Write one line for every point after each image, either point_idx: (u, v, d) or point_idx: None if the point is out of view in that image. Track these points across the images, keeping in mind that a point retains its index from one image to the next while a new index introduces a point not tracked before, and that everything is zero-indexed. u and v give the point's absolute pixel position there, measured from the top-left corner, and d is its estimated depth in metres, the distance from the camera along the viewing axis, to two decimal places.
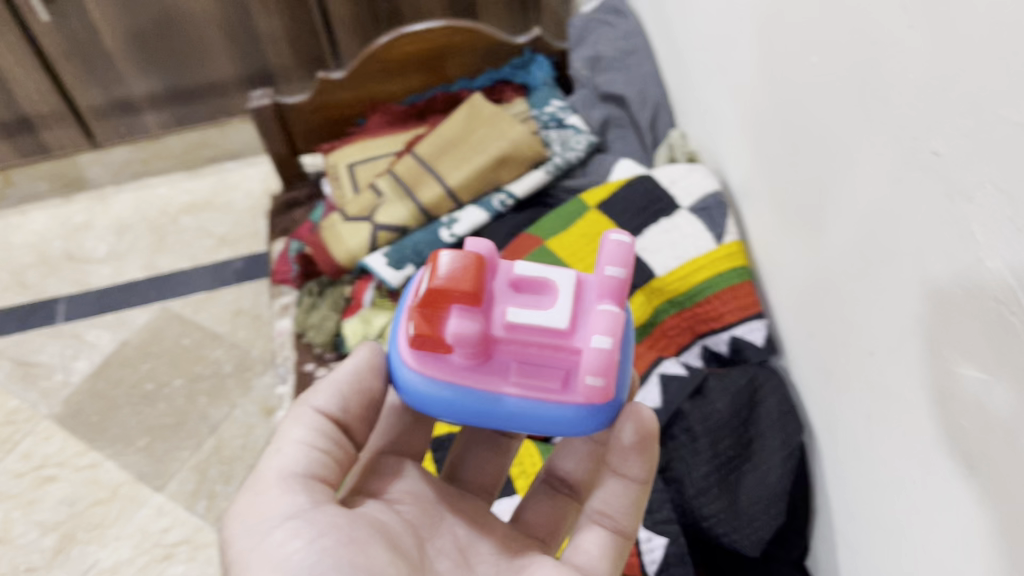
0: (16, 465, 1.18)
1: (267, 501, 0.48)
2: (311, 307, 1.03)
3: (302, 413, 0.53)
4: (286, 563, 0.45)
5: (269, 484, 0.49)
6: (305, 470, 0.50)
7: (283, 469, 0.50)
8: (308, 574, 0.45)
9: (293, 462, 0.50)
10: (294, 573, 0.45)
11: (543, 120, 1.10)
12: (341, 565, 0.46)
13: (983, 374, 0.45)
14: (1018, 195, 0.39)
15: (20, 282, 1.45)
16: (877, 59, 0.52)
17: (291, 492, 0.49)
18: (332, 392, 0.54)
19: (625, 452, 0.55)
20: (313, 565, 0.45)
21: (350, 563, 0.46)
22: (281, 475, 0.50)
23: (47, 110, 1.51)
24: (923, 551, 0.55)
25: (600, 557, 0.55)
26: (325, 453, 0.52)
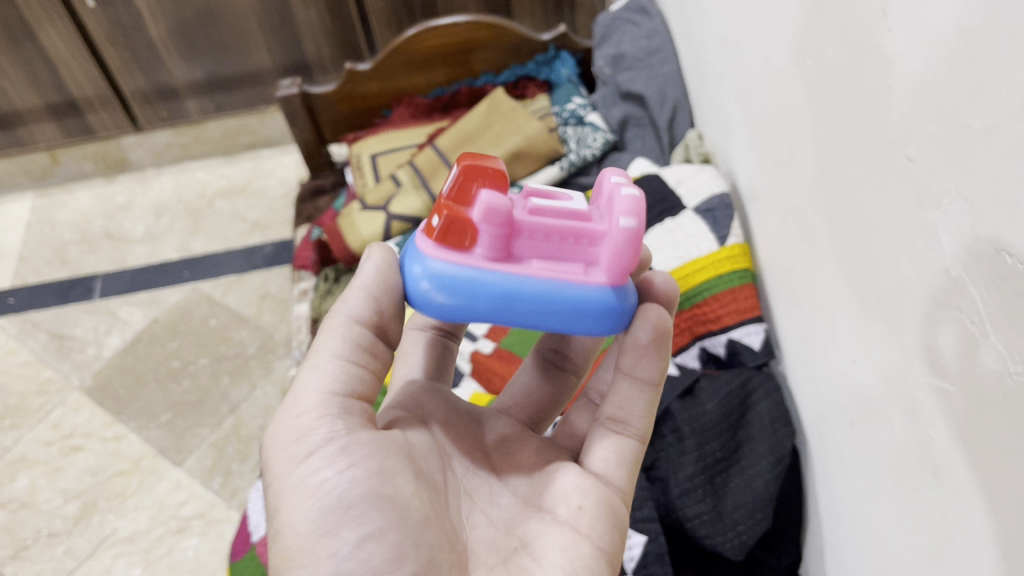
0: (46, 434, 1.23)
1: (302, 420, 0.45)
2: (327, 293, 1.08)
3: (336, 323, 0.48)
4: (313, 496, 0.44)
5: (306, 404, 0.46)
6: (338, 390, 0.46)
7: (319, 390, 0.46)
8: (337, 507, 0.43)
9: (328, 380, 0.46)
10: (324, 505, 0.43)
11: (563, 117, 1.14)
12: (366, 498, 0.44)
13: (948, 384, 0.45)
14: (977, 203, 0.40)
15: (62, 258, 1.52)
16: (860, 64, 0.53)
17: (328, 415, 0.45)
18: (362, 296, 0.48)
19: (639, 350, 0.51)
20: (340, 500, 0.44)
21: (378, 496, 0.44)
22: (318, 395, 0.46)
23: (93, 94, 1.56)
24: (897, 560, 0.55)
25: (617, 465, 0.53)
26: (353, 367, 0.47)
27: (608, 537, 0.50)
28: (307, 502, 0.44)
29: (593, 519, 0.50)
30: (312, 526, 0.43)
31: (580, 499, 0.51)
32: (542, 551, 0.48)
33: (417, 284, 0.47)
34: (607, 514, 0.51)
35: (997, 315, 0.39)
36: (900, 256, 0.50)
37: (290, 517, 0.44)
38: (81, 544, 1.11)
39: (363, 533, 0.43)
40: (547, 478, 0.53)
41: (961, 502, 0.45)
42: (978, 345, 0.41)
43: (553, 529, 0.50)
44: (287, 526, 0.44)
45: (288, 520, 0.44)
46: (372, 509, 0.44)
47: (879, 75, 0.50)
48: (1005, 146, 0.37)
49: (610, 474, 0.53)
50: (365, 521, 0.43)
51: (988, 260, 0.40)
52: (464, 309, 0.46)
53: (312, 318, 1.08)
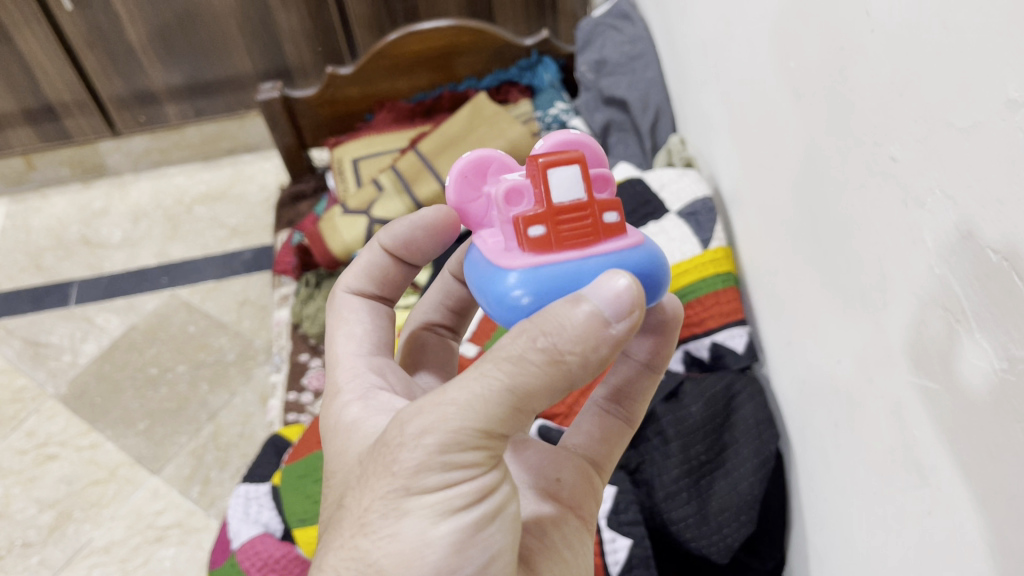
0: (19, 443, 1.21)
1: (462, 444, 0.35)
2: (307, 298, 1.09)
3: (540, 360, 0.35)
4: (447, 518, 0.36)
5: (473, 434, 0.35)
6: (508, 426, 0.36)
7: (485, 424, 0.35)
8: (468, 535, 0.36)
9: (505, 416, 0.36)
10: (454, 533, 0.36)
11: (547, 122, 1.15)
12: (499, 523, 0.38)
13: (934, 384, 0.45)
14: (961, 201, 0.40)
15: (36, 264, 1.50)
16: (844, 67, 0.53)
17: (494, 451, 0.37)
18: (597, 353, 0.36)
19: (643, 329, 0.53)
20: (477, 524, 0.37)
21: (505, 514, 0.38)
22: (487, 422, 0.35)
23: (70, 99, 1.55)
24: (881, 561, 0.55)
25: (602, 439, 0.53)
26: (529, 404, 0.36)
27: (587, 507, 0.49)
28: (437, 524, 0.36)
29: (573, 490, 0.49)
30: (442, 548, 0.36)
31: (557, 470, 0.49)
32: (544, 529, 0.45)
33: (537, 301, 0.39)
34: (583, 484, 0.50)
35: (980, 310, 0.39)
36: (884, 256, 0.50)
37: (417, 538, 0.36)
38: (56, 554, 1.09)
39: (487, 557, 0.37)
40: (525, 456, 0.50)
41: (947, 503, 0.45)
42: (963, 345, 0.41)
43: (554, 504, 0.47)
44: (412, 536, 0.36)
45: (412, 535, 0.36)
46: (499, 531, 0.38)
47: (861, 74, 0.50)
48: (991, 143, 0.37)
49: (588, 447, 0.53)
50: (490, 544, 0.37)
51: (971, 256, 0.40)
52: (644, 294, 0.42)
53: (292, 323, 1.09)
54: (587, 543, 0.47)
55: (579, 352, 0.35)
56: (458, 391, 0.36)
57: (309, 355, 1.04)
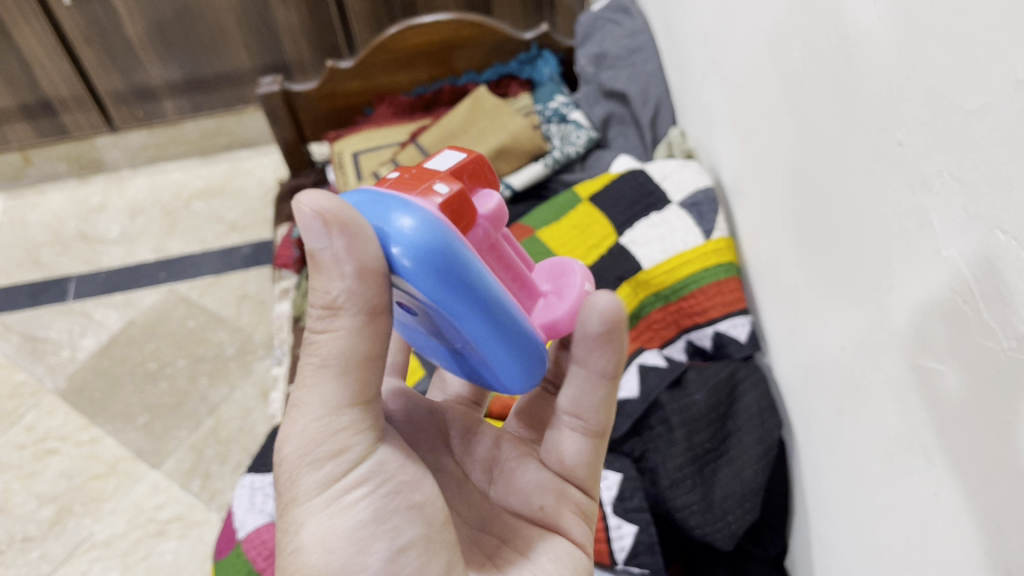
0: (18, 438, 1.21)
1: (316, 434, 0.40)
2: (309, 291, 1.09)
3: (325, 333, 0.38)
4: (343, 514, 0.41)
5: (321, 420, 0.40)
6: (354, 404, 0.40)
7: (330, 406, 0.40)
8: (369, 526, 0.41)
9: (341, 397, 0.40)
10: (350, 527, 0.41)
11: (546, 115, 1.15)
12: (400, 511, 0.42)
13: (939, 365, 0.45)
14: (970, 183, 0.41)
15: (34, 260, 1.50)
16: (849, 55, 0.53)
17: (356, 429, 0.41)
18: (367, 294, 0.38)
19: (588, 345, 0.49)
20: (373, 514, 0.41)
21: (410, 505, 0.43)
22: (330, 409, 0.40)
23: (67, 94, 1.55)
24: (884, 544, 0.55)
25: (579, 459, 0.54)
26: (355, 370, 0.39)
27: (579, 530, 0.53)
28: (333, 518, 0.41)
29: (560, 512, 0.53)
30: (341, 544, 0.40)
31: (543, 497, 0.53)
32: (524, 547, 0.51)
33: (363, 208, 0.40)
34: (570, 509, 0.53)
35: (987, 290, 0.40)
36: (889, 241, 0.50)
37: (320, 535, 0.40)
38: (57, 549, 1.09)
39: (395, 546, 0.41)
40: (514, 475, 0.54)
41: (951, 484, 0.46)
42: (970, 326, 0.42)
43: (529, 528, 0.52)
44: (310, 541, 0.40)
45: (313, 537, 0.40)
46: (407, 519, 0.42)
47: (867, 61, 0.51)
48: (1000, 125, 0.38)
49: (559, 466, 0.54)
50: (398, 534, 0.42)
51: (979, 237, 0.40)
52: (430, 275, 0.38)
53: (293, 317, 1.10)
54: (577, 560, 0.52)
55: (365, 306, 0.38)
56: (303, 392, 0.40)
57: None
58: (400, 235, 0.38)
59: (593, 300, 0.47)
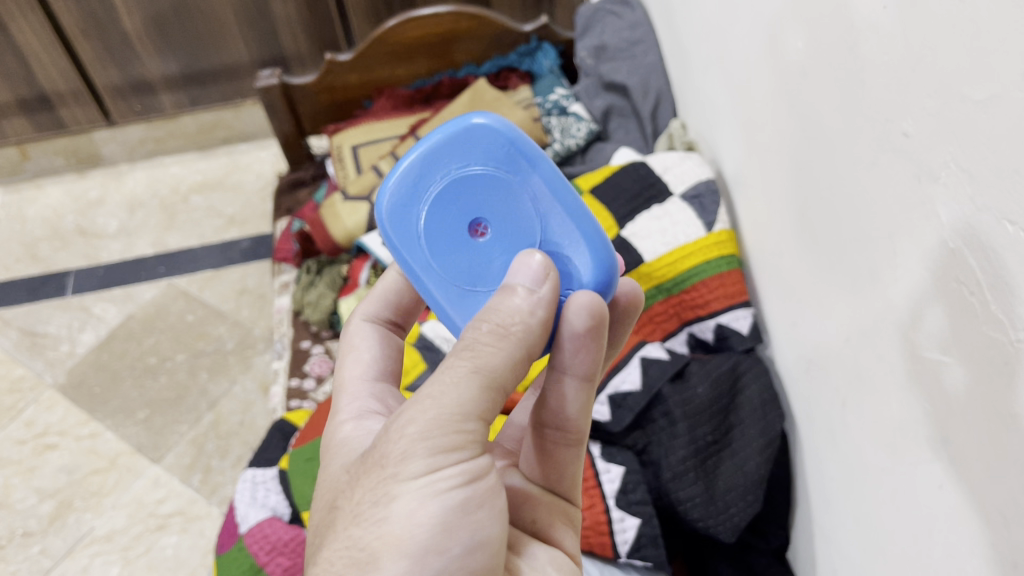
0: (18, 433, 1.21)
1: (438, 428, 0.39)
2: (309, 285, 1.08)
3: (480, 343, 0.41)
4: (435, 499, 0.39)
5: (450, 418, 0.39)
6: (485, 414, 0.41)
7: (464, 409, 0.40)
8: (456, 519, 0.39)
9: (479, 402, 0.40)
10: (441, 513, 0.39)
11: (546, 108, 1.14)
12: (483, 511, 0.41)
13: (945, 356, 0.45)
14: (977, 174, 0.41)
15: (32, 255, 1.49)
16: (854, 45, 0.53)
17: (479, 439, 0.41)
18: (525, 310, 0.41)
19: (576, 343, 0.45)
20: (464, 505, 0.40)
21: (493, 505, 0.42)
22: (470, 409, 0.40)
23: (65, 88, 1.54)
24: (888, 536, 0.55)
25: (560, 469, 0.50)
26: (497, 384, 0.41)
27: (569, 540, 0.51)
28: (425, 505, 0.39)
29: (551, 522, 0.50)
30: (429, 528, 0.39)
31: (533, 509, 0.50)
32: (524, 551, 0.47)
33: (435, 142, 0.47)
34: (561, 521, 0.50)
35: (995, 281, 0.40)
36: (894, 233, 0.50)
37: (409, 517, 0.39)
38: (57, 543, 1.09)
39: (474, 540, 0.40)
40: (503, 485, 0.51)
41: (957, 475, 0.46)
42: (977, 316, 0.42)
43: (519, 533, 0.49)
44: (399, 516, 0.39)
45: (400, 516, 0.39)
46: (489, 519, 0.41)
47: (872, 52, 0.51)
48: (1009, 114, 0.38)
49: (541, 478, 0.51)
50: (478, 528, 0.40)
51: (986, 227, 0.40)
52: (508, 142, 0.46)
53: (294, 311, 1.10)
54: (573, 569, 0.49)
55: (521, 323, 0.41)
56: (433, 387, 0.40)
57: (312, 342, 1.06)
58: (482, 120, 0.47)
59: (575, 296, 0.44)
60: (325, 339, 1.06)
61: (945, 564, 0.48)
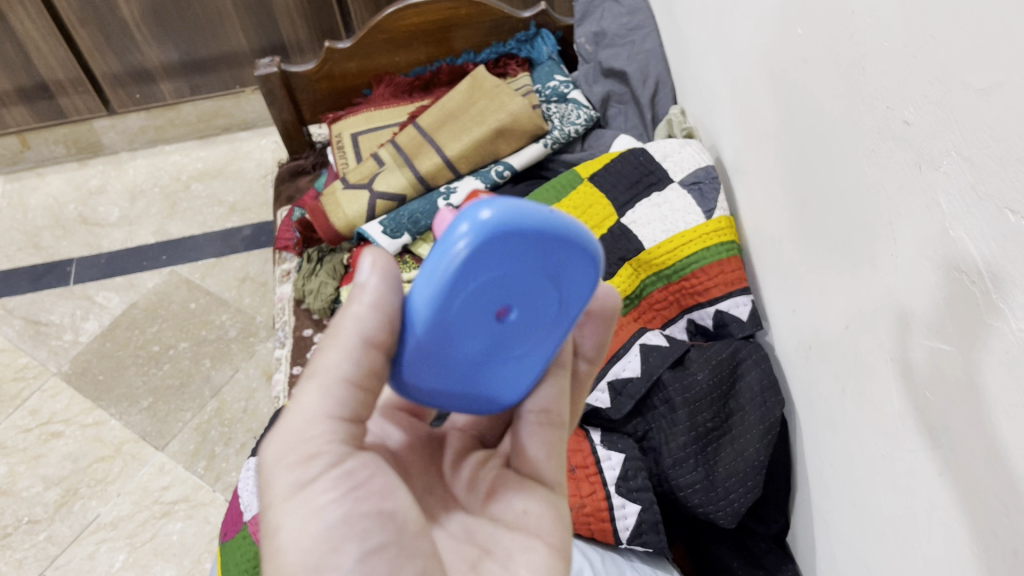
0: (23, 421, 1.22)
1: (299, 445, 0.42)
2: (310, 272, 1.09)
3: (325, 365, 0.43)
4: (314, 515, 0.41)
5: (304, 432, 0.42)
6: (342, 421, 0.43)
7: (316, 419, 0.42)
8: (344, 525, 0.41)
9: (326, 411, 0.43)
10: (326, 522, 0.41)
11: (545, 94, 1.13)
12: (370, 516, 0.42)
13: (947, 346, 0.46)
14: (979, 163, 0.41)
15: (35, 244, 1.50)
16: (855, 33, 0.53)
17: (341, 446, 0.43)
18: (373, 315, 0.42)
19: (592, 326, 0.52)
20: (345, 515, 0.41)
21: (381, 508, 0.42)
22: (324, 421, 0.42)
23: (64, 77, 1.54)
24: (888, 523, 0.56)
25: (548, 458, 0.50)
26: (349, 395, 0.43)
27: (557, 535, 0.49)
28: (306, 518, 0.41)
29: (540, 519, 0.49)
30: (312, 543, 0.41)
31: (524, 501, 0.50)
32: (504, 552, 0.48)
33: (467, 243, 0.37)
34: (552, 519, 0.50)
35: (998, 272, 0.40)
36: (895, 220, 0.50)
37: (295, 533, 0.41)
38: (64, 531, 1.10)
39: (367, 550, 0.41)
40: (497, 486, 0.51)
41: (958, 462, 0.46)
42: (978, 304, 0.42)
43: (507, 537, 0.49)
44: (287, 536, 0.41)
45: (287, 537, 0.41)
46: (379, 527, 0.42)
47: (873, 40, 0.51)
48: (1012, 101, 0.38)
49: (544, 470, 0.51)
50: (368, 537, 0.41)
51: (989, 217, 0.40)
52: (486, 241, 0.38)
53: (295, 299, 1.11)
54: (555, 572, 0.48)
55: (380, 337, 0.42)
56: (292, 418, 0.43)
57: (314, 330, 1.06)
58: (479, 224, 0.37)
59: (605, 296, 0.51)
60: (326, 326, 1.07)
61: (945, 550, 0.48)
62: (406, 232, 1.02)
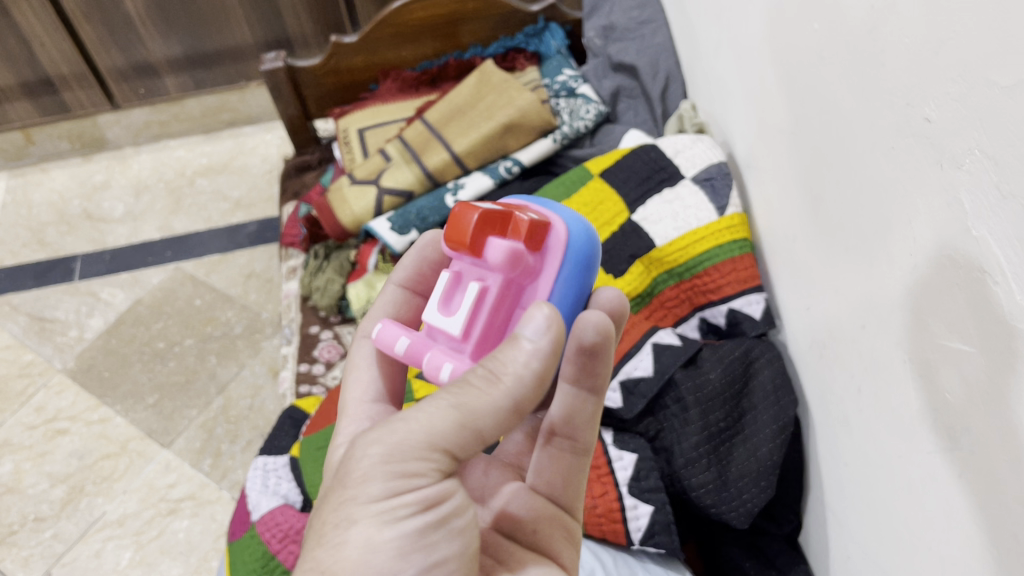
0: (28, 418, 1.21)
1: (404, 460, 0.42)
2: (317, 270, 1.08)
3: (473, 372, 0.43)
4: (390, 525, 0.42)
5: (412, 450, 0.42)
6: (452, 447, 0.43)
7: (434, 439, 0.42)
8: (415, 538, 0.42)
9: (445, 437, 0.43)
10: (400, 536, 0.42)
11: (554, 89, 1.13)
12: (439, 532, 0.43)
13: (968, 347, 0.45)
14: (1002, 161, 0.40)
15: (39, 240, 1.49)
16: (874, 29, 0.52)
17: (439, 471, 0.43)
18: (535, 356, 0.43)
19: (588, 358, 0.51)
20: (419, 529, 0.42)
21: (450, 526, 0.44)
22: (433, 445, 0.43)
23: (68, 72, 1.53)
24: (905, 526, 0.55)
25: (566, 484, 0.55)
26: (473, 425, 0.43)
27: (568, 553, 0.54)
28: (384, 530, 0.41)
29: (550, 536, 0.54)
30: (385, 552, 0.41)
31: (535, 522, 0.53)
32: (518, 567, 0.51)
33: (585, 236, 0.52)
34: (560, 534, 0.54)
35: None
36: (914, 219, 0.49)
37: (366, 540, 0.41)
38: (70, 528, 1.10)
39: (431, 561, 0.42)
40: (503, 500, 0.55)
41: (978, 464, 0.45)
42: (1000, 304, 0.41)
43: (523, 550, 0.52)
44: (356, 542, 0.41)
45: (358, 540, 0.41)
46: (444, 541, 0.43)
47: (893, 34, 0.50)
48: None
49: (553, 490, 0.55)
50: (433, 550, 0.43)
51: (1013, 217, 0.39)
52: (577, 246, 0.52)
53: (302, 296, 1.10)
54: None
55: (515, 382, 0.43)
56: (414, 424, 0.43)
57: (320, 327, 1.06)
58: (578, 231, 0.52)
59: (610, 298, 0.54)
60: (333, 324, 1.07)
61: (964, 554, 0.47)
62: (414, 229, 1.02)
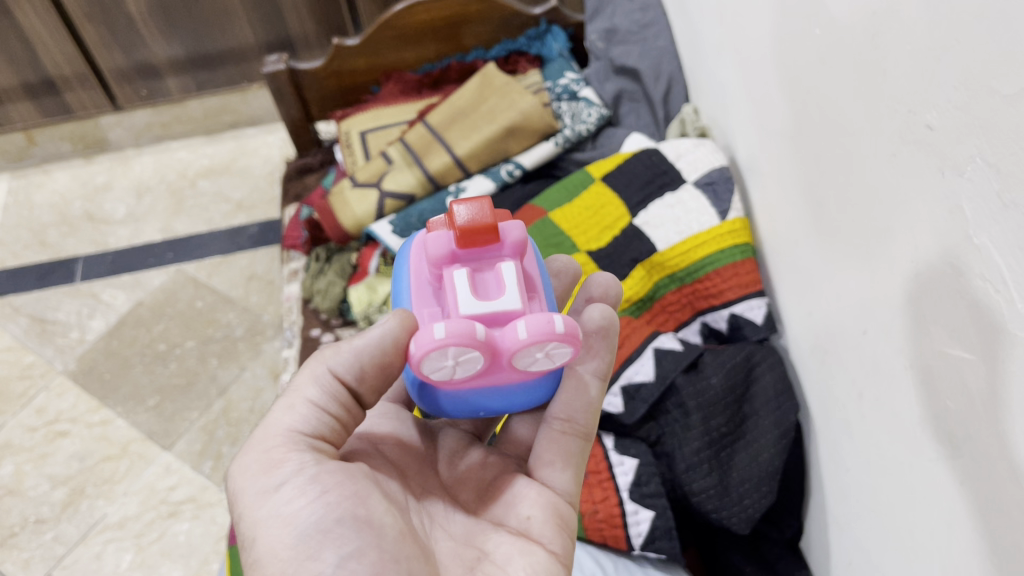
0: (29, 420, 1.21)
1: (275, 455, 0.46)
2: (318, 273, 1.08)
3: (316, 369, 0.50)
4: (291, 521, 0.44)
5: (278, 442, 0.47)
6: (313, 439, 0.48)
7: (296, 430, 0.47)
8: (317, 530, 0.44)
9: (303, 428, 0.48)
10: (303, 528, 0.44)
11: (556, 92, 1.13)
12: (343, 521, 0.44)
13: (969, 355, 0.44)
14: (1004, 169, 0.40)
15: (41, 241, 1.49)
16: (875, 36, 0.52)
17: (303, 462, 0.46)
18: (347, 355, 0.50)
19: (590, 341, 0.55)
20: (318, 522, 0.44)
21: (354, 515, 0.45)
22: (294, 434, 0.47)
23: (70, 73, 1.53)
24: (906, 533, 0.54)
25: (563, 467, 0.54)
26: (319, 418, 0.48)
27: (560, 541, 0.51)
28: (286, 530, 0.44)
29: (543, 525, 0.51)
30: (291, 547, 0.43)
31: (529, 509, 0.51)
32: (502, 556, 0.49)
33: None
34: (554, 523, 0.51)
35: None
36: (916, 225, 0.49)
37: (270, 543, 0.44)
38: (71, 530, 1.10)
39: (343, 554, 0.43)
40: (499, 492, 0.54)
41: (979, 472, 0.45)
42: (1000, 313, 0.41)
43: (510, 538, 0.50)
44: (263, 542, 0.44)
45: (265, 539, 0.44)
46: (351, 533, 0.44)
47: (895, 40, 0.49)
48: None
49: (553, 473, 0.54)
50: (343, 543, 0.43)
51: (1015, 227, 0.39)
52: None
53: (302, 298, 1.09)
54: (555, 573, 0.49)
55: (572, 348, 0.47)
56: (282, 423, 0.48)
57: (322, 330, 1.05)
58: None
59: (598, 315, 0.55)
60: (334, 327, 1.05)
61: (966, 562, 0.47)
62: (415, 232, 1.02)
